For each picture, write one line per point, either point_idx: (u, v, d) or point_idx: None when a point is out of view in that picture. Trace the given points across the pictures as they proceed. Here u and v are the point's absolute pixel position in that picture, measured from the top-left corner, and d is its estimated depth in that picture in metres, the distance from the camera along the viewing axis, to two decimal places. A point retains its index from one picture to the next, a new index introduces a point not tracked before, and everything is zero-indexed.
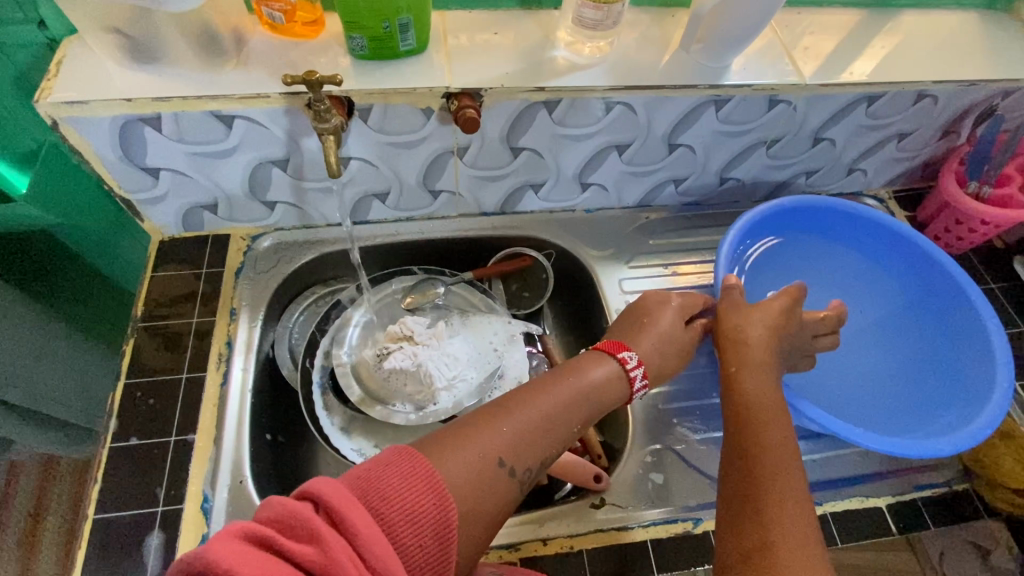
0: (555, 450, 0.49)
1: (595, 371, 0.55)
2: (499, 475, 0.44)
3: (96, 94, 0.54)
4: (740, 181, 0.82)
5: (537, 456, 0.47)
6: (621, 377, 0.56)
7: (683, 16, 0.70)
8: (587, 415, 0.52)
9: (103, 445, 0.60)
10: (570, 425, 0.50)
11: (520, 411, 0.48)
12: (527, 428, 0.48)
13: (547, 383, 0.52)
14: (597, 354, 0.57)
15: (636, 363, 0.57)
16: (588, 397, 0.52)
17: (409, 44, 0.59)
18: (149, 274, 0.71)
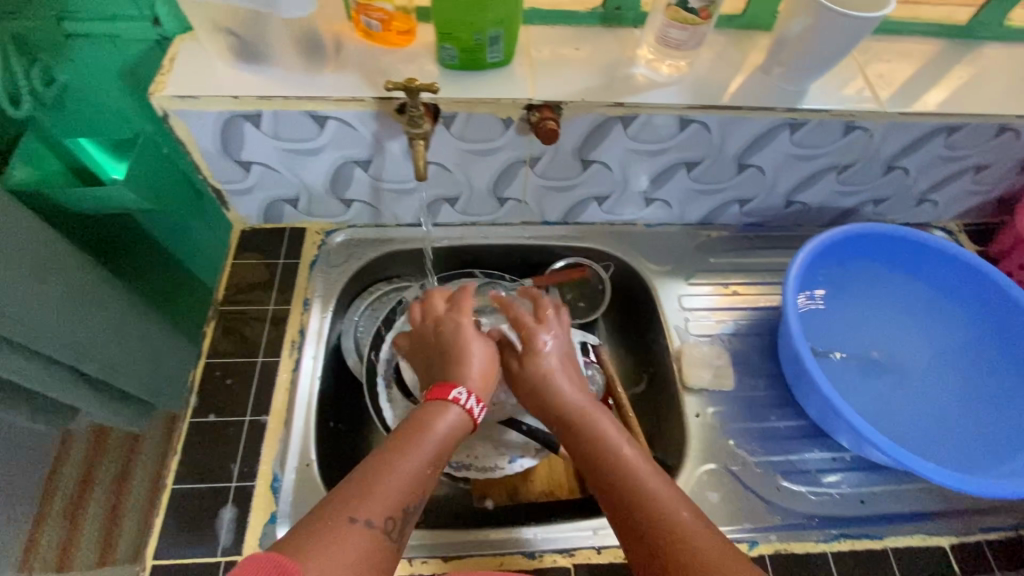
0: (410, 495, 0.49)
1: (429, 417, 0.55)
2: (365, 536, 0.44)
3: (205, 91, 0.58)
4: (805, 205, 0.81)
5: (399, 504, 0.48)
6: (466, 420, 0.57)
7: (761, 40, 0.71)
8: (428, 458, 0.51)
9: (184, 420, 0.64)
10: (415, 471, 0.50)
11: (364, 471, 0.48)
12: (390, 471, 0.49)
13: (395, 443, 0.51)
14: (441, 401, 0.56)
15: (468, 397, 0.57)
16: (408, 440, 0.52)
17: (497, 56, 0.61)
18: (230, 260, 0.75)
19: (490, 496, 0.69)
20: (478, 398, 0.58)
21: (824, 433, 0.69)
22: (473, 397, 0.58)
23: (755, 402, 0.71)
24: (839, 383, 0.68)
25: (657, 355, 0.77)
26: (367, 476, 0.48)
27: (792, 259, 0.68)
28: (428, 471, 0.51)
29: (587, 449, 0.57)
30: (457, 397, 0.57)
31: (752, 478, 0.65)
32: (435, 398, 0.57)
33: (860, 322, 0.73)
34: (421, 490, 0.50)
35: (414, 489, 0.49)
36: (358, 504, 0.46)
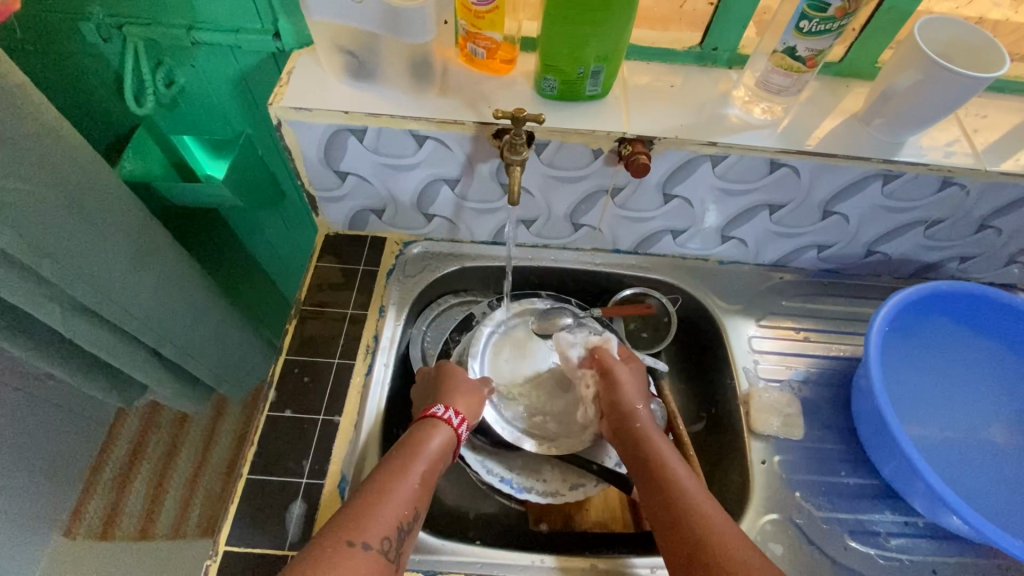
0: (410, 510, 0.52)
1: (420, 438, 0.58)
2: (367, 558, 0.47)
3: (319, 105, 0.61)
4: (887, 256, 0.80)
5: (394, 522, 0.50)
6: (454, 439, 0.60)
7: (858, 88, 0.70)
8: (424, 474, 0.55)
9: (263, 412, 0.67)
10: (410, 490, 0.53)
11: (361, 494, 0.52)
12: (382, 489, 0.52)
13: (384, 464, 0.55)
14: (429, 422, 0.59)
15: (448, 413, 0.61)
16: (402, 461, 0.55)
17: (595, 89, 0.63)
18: (313, 262, 0.79)
19: (545, 520, 0.70)
20: (459, 413, 0.62)
21: (896, 495, 0.67)
22: (454, 413, 0.61)
23: (822, 454, 0.69)
24: (925, 450, 0.66)
25: (722, 394, 0.77)
26: (370, 497, 0.51)
27: (875, 312, 0.66)
28: (423, 489, 0.54)
29: (639, 457, 0.60)
30: (449, 419, 0.60)
31: (816, 532, 0.64)
32: (427, 420, 0.60)
33: (949, 387, 0.70)
34: (419, 505, 0.53)
35: (412, 504, 0.52)
36: (359, 529, 0.49)
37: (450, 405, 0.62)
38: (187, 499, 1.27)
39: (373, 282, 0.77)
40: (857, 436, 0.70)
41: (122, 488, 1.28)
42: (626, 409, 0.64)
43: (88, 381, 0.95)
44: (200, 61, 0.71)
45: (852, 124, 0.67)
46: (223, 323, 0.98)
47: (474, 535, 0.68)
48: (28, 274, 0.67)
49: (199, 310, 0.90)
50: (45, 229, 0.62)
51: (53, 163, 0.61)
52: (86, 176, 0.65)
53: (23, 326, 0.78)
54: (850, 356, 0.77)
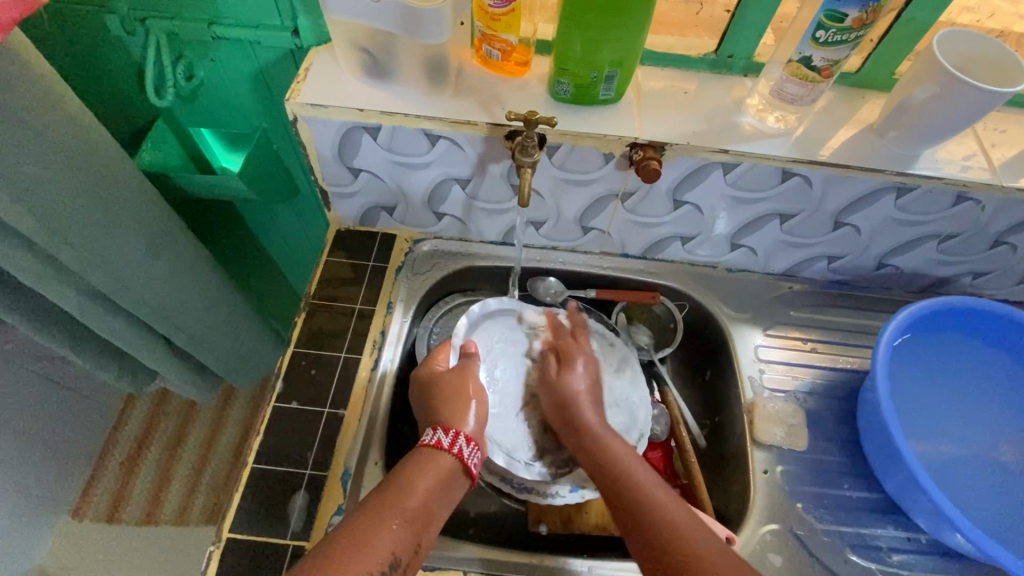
0: (386, 558, 0.48)
1: (409, 475, 0.54)
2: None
3: (335, 101, 0.62)
4: (898, 269, 0.79)
5: (366, 572, 0.46)
6: (459, 469, 0.56)
7: (874, 99, 0.70)
8: (410, 518, 0.51)
9: (269, 402, 0.68)
10: (388, 537, 0.48)
11: (338, 537, 0.48)
12: (359, 536, 0.48)
13: (365, 509, 0.51)
14: (425, 453, 0.56)
15: (451, 439, 0.57)
16: (384, 501, 0.51)
17: (608, 94, 0.63)
18: (324, 257, 0.80)
19: (544, 521, 0.69)
20: (469, 440, 0.58)
21: (899, 510, 0.66)
22: (462, 438, 0.58)
23: (825, 467, 0.69)
24: (928, 463, 0.65)
25: (726, 403, 0.76)
26: (341, 543, 0.47)
27: (884, 325, 0.66)
28: (406, 534, 0.50)
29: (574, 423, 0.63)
30: (458, 449, 0.57)
31: (818, 545, 0.63)
32: (423, 451, 0.57)
33: (956, 401, 0.69)
34: (400, 553, 0.48)
35: (391, 552, 0.48)
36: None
37: (457, 430, 0.58)
38: (193, 486, 1.29)
39: (382, 278, 0.78)
40: (862, 449, 0.70)
41: (129, 473, 1.30)
42: (553, 384, 0.67)
43: (100, 366, 0.96)
44: (220, 56, 0.73)
45: (866, 135, 0.66)
46: (235, 315, 0.99)
47: (474, 533, 0.70)
48: (47, 260, 0.69)
49: (212, 301, 0.92)
50: (66, 216, 0.63)
51: (75, 152, 0.62)
52: (106, 166, 0.67)
53: (40, 311, 0.80)
54: (857, 368, 0.77)
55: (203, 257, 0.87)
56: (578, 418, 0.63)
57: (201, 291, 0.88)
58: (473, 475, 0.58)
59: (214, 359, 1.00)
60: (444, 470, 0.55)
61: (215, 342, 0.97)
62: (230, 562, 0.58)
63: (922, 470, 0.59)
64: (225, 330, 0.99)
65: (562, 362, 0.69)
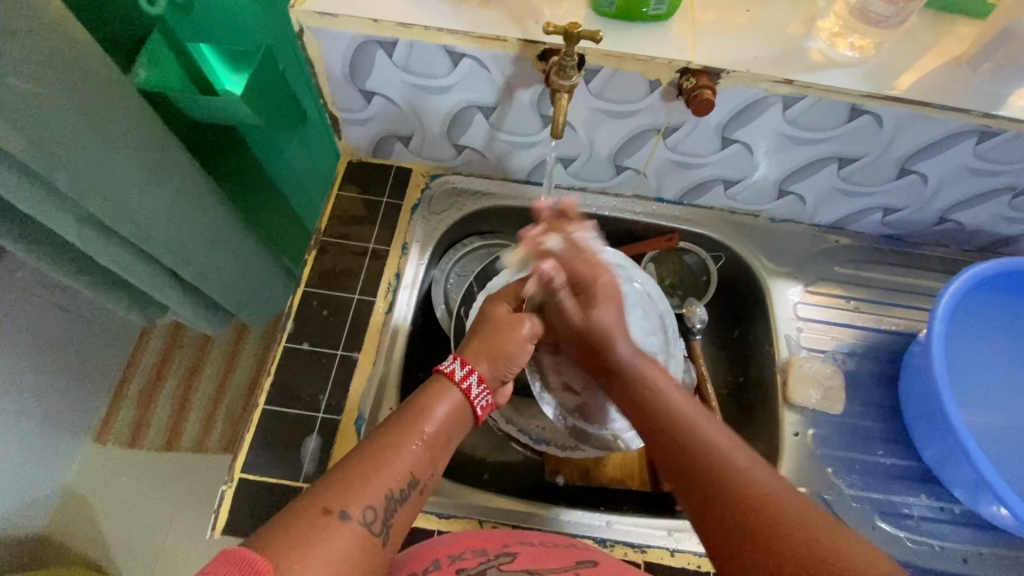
0: (403, 475, 0.44)
1: (425, 401, 0.49)
2: (345, 532, 0.39)
3: (346, 10, 0.54)
4: (959, 226, 0.72)
5: (387, 488, 0.42)
6: (468, 408, 0.51)
7: (964, 28, 0.60)
8: (427, 438, 0.47)
9: (281, 342, 0.65)
10: (407, 458, 0.45)
11: (360, 456, 0.44)
12: (381, 457, 0.44)
13: (388, 427, 0.47)
14: (438, 384, 0.51)
15: (465, 371, 0.52)
16: (399, 427, 0.47)
17: (659, 9, 0.54)
18: (335, 191, 0.74)
19: (561, 472, 0.68)
20: (480, 381, 0.53)
21: (934, 479, 0.64)
22: (475, 377, 0.52)
23: (857, 433, 0.66)
24: (976, 435, 0.62)
25: (758, 363, 0.72)
26: (361, 460, 0.43)
27: (945, 285, 0.60)
28: (424, 457, 0.46)
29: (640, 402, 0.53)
30: (466, 386, 0.51)
31: (846, 510, 0.61)
32: (436, 381, 0.51)
33: (1011, 368, 0.65)
34: (419, 473, 0.45)
35: (410, 470, 0.44)
36: (341, 495, 0.40)
37: (472, 366, 0.53)
38: (210, 417, 1.31)
39: (397, 215, 0.73)
40: (900, 415, 0.67)
41: (147, 402, 1.32)
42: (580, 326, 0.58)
43: (109, 298, 0.94)
44: None
45: (953, 69, 0.57)
46: (244, 256, 0.96)
47: (488, 480, 0.68)
48: (42, 184, 0.64)
49: (219, 236, 0.88)
50: (54, 135, 0.58)
51: (62, 63, 0.56)
52: (98, 81, 0.61)
53: (41, 238, 0.77)
54: (901, 330, 0.72)
55: (209, 187, 0.82)
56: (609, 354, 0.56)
57: (206, 226, 0.84)
58: (480, 417, 0.53)
59: (224, 297, 0.99)
60: (454, 402, 0.50)
61: (224, 280, 0.95)
62: (243, 502, 0.57)
63: (974, 443, 0.55)
64: (234, 269, 0.96)
65: (585, 301, 0.59)
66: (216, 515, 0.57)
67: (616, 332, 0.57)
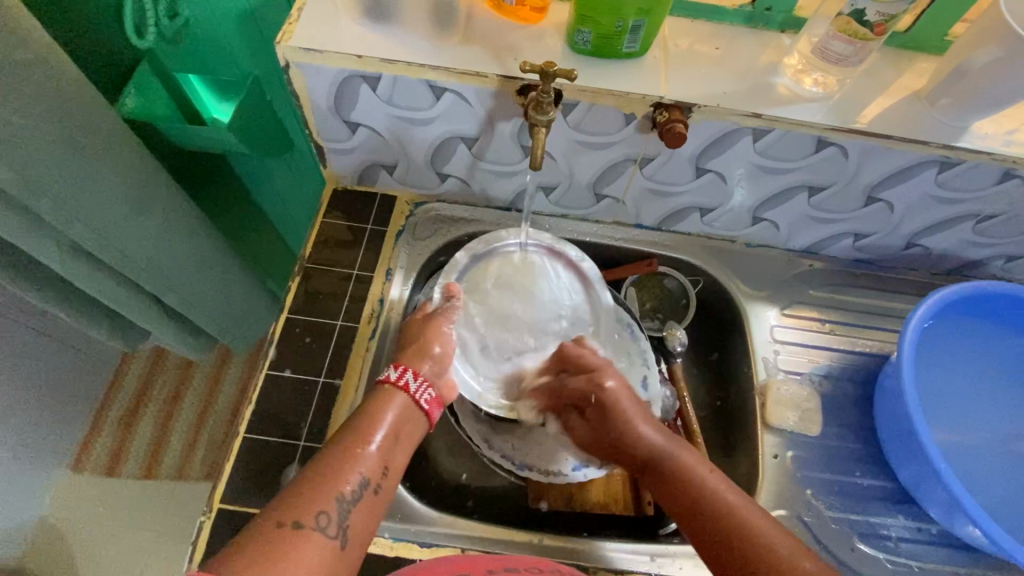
0: (358, 480, 0.46)
1: (372, 409, 0.52)
2: (302, 538, 0.41)
3: (330, 46, 0.56)
4: (927, 250, 0.74)
5: (339, 494, 0.45)
6: (412, 405, 0.54)
7: (922, 64, 0.63)
8: (378, 445, 0.49)
9: (262, 370, 0.65)
10: (356, 463, 0.47)
11: (313, 469, 0.46)
12: (332, 466, 0.46)
13: (337, 438, 0.49)
14: (382, 390, 0.54)
15: (400, 372, 0.55)
16: (347, 437, 0.49)
17: (633, 47, 0.57)
18: (319, 218, 0.75)
19: (545, 498, 0.68)
20: (418, 376, 0.56)
21: (911, 499, 0.65)
22: (410, 375, 0.55)
23: (835, 455, 0.67)
24: (949, 455, 0.63)
25: (737, 385, 0.74)
26: (315, 473, 0.46)
27: (914, 309, 0.62)
28: (376, 458, 0.48)
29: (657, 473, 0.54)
30: (405, 384, 0.54)
31: (826, 533, 0.62)
32: (380, 390, 0.54)
33: (980, 389, 0.67)
34: (369, 474, 0.47)
35: (361, 470, 0.47)
36: (293, 506, 0.43)
37: (407, 366, 0.56)
38: (191, 444, 1.28)
39: (381, 242, 0.74)
40: (876, 436, 0.68)
41: (126, 430, 1.29)
42: (604, 403, 0.59)
43: (90, 324, 0.93)
44: None
45: (912, 103, 0.60)
46: (234, 282, 0.98)
47: (472, 507, 0.68)
48: (25, 214, 0.64)
49: (208, 264, 0.90)
50: (39, 165, 0.58)
51: (48, 95, 0.57)
52: (85, 112, 0.61)
53: (21, 266, 0.76)
54: (876, 352, 0.73)
55: (193, 214, 0.82)
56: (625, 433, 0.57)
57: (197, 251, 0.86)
58: (433, 412, 0.56)
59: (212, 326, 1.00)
60: (402, 406, 0.53)
61: (213, 309, 0.96)
62: (222, 533, 0.57)
63: (945, 465, 0.57)
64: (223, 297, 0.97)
65: (580, 371, 0.62)
66: (193, 547, 0.56)
67: (636, 417, 0.58)
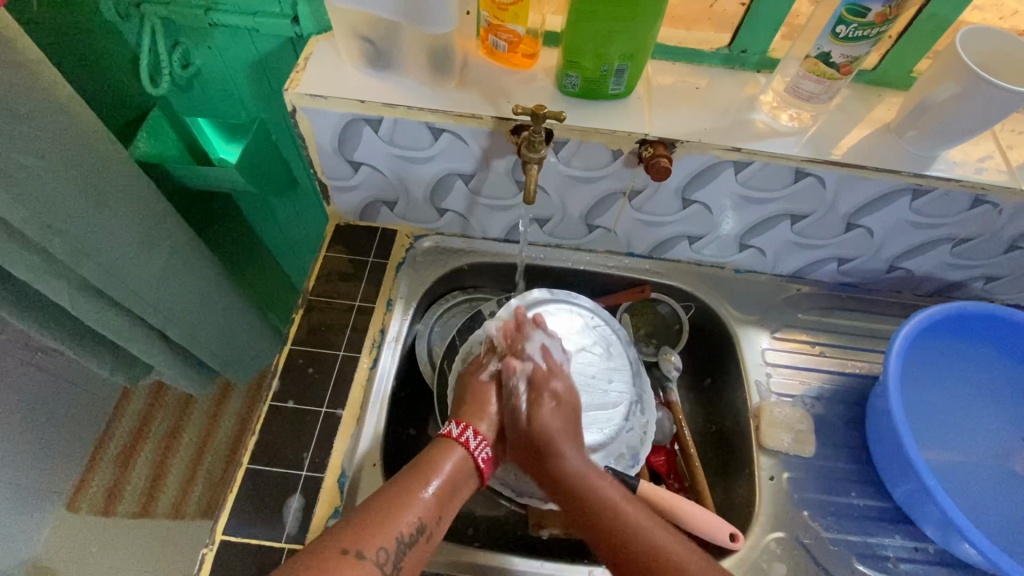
0: (415, 522, 0.49)
1: (437, 453, 0.55)
2: (359, 570, 0.45)
3: (336, 92, 0.60)
4: (909, 273, 0.77)
5: (397, 534, 0.48)
6: (471, 460, 0.56)
7: (891, 98, 0.67)
8: (438, 490, 0.52)
9: (265, 401, 0.66)
10: (417, 506, 0.50)
11: (378, 502, 0.49)
12: (396, 498, 0.50)
13: (405, 475, 0.52)
14: (447, 439, 0.56)
15: (464, 427, 0.57)
16: (412, 476, 0.52)
17: (619, 88, 0.61)
18: (322, 251, 0.78)
19: (546, 526, 0.66)
20: (478, 434, 0.57)
21: (907, 519, 0.65)
22: (470, 431, 0.57)
23: (831, 475, 0.68)
24: (942, 474, 0.64)
25: (733, 408, 0.75)
26: (375, 505, 0.49)
27: (898, 329, 0.64)
28: (433, 504, 0.51)
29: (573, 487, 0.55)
30: (465, 440, 0.56)
31: (825, 554, 0.62)
32: (444, 436, 0.57)
33: (969, 406, 0.68)
34: (426, 520, 0.50)
35: (420, 516, 0.50)
36: (357, 538, 0.46)
37: (466, 424, 0.58)
38: (188, 480, 1.28)
39: (382, 274, 0.77)
40: (870, 457, 0.69)
41: (124, 466, 1.28)
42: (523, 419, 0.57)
43: (94, 359, 0.95)
44: (218, 43, 0.71)
45: (883, 135, 0.64)
46: (249, 331, 1.06)
47: (473, 535, 0.68)
48: (41, 253, 0.67)
49: (229, 316, 0.97)
50: (55, 206, 0.61)
51: (66, 141, 0.60)
52: (98, 155, 0.65)
53: (30, 302, 0.78)
54: (866, 372, 0.75)
55: (198, 251, 0.85)
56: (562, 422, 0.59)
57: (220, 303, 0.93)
58: (485, 473, 0.56)
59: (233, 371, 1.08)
60: (460, 461, 0.55)
61: (233, 356, 1.04)
62: (224, 565, 0.57)
63: (936, 482, 0.58)
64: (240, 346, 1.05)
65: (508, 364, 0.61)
66: None
67: (563, 440, 0.56)
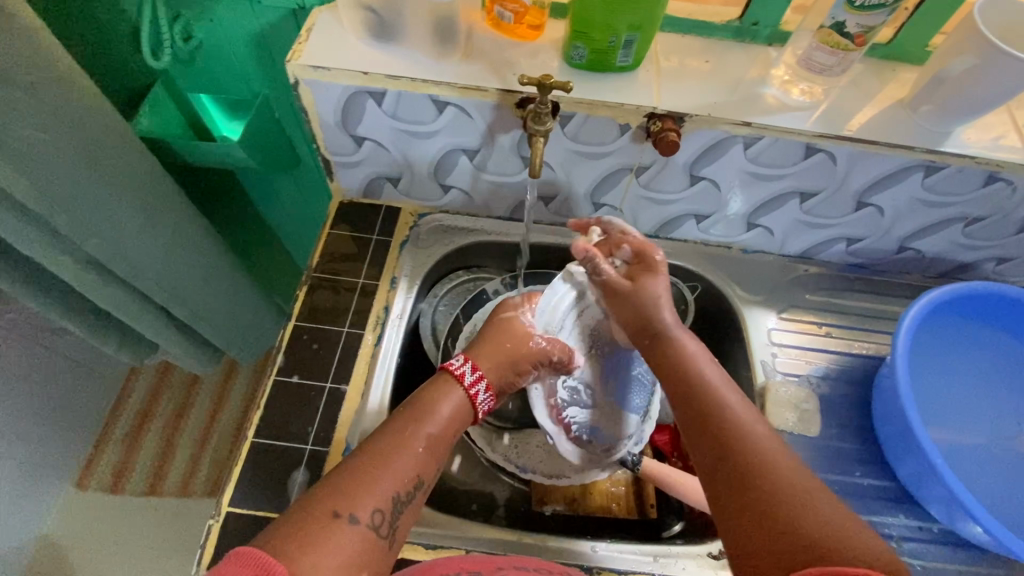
0: (410, 476, 0.48)
1: (428, 401, 0.53)
2: (355, 533, 0.42)
3: (338, 64, 0.59)
4: (919, 253, 0.76)
5: (392, 491, 0.46)
6: (468, 408, 0.55)
7: (905, 73, 0.66)
8: (432, 441, 0.51)
9: (270, 376, 0.67)
10: (411, 459, 0.48)
11: (374, 455, 0.47)
12: (392, 452, 0.48)
13: (395, 427, 0.50)
14: (443, 382, 0.55)
15: (474, 376, 0.56)
16: (403, 425, 0.51)
17: (626, 60, 0.60)
18: (326, 229, 0.77)
19: (549, 502, 0.69)
20: (486, 388, 0.57)
21: (912, 500, 0.65)
22: (481, 383, 0.56)
23: (835, 455, 0.67)
24: (946, 454, 0.64)
25: (737, 388, 0.75)
26: (366, 461, 0.47)
27: (906, 310, 0.63)
28: (427, 458, 0.50)
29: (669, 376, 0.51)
30: (474, 391, 0.56)
31: None
32: (442, 380, 0.56)
33: (975, 388, 0.68)
34: (422, 475, 0.49)
35: (414, 471, 0.48)
36: (350, 497, 0.44)
37: (481, 373, 0.57)
38: (195, 459, 1.29)
39: (386, 251, 0.76)
40: (875, 437, 0.69)
41: (132, 445, 1.30)
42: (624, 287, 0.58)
43: (101, 337, 0.95)
44: (220, 16, 0.70)
45: (896, 111, 0.63)
46: (255, 311, 1.07)
47: (476, 510, 0.69)
48: (44, 226, 0.67)
49: (230, 296, 0.97)
50: (57, 178, 0.61)
51: (69, 113, 0.60)
52: (100, 126, 0.64)
53: (35, 278, 0.78)
54: (873, 354, 0.74)
55: (201, 228, 0.84)
56: (653, 321, 0.55)
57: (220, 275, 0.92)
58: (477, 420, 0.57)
59: (238, 351, 1.09)
60: (455, 404, 0.54)
61: (238, 332, 1.04)
62: (230, 536, 0.58)
63: (942, 461, 0.58)
64: (245, 321, 1.05)
65: (641, 268, 0.59)
66: (201, 550, 0.57)
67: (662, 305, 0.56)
